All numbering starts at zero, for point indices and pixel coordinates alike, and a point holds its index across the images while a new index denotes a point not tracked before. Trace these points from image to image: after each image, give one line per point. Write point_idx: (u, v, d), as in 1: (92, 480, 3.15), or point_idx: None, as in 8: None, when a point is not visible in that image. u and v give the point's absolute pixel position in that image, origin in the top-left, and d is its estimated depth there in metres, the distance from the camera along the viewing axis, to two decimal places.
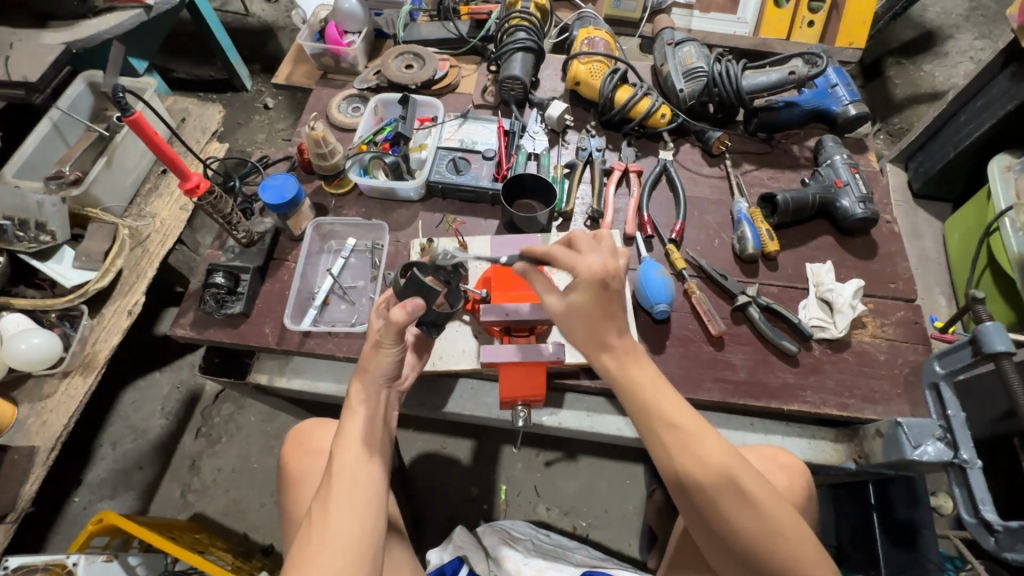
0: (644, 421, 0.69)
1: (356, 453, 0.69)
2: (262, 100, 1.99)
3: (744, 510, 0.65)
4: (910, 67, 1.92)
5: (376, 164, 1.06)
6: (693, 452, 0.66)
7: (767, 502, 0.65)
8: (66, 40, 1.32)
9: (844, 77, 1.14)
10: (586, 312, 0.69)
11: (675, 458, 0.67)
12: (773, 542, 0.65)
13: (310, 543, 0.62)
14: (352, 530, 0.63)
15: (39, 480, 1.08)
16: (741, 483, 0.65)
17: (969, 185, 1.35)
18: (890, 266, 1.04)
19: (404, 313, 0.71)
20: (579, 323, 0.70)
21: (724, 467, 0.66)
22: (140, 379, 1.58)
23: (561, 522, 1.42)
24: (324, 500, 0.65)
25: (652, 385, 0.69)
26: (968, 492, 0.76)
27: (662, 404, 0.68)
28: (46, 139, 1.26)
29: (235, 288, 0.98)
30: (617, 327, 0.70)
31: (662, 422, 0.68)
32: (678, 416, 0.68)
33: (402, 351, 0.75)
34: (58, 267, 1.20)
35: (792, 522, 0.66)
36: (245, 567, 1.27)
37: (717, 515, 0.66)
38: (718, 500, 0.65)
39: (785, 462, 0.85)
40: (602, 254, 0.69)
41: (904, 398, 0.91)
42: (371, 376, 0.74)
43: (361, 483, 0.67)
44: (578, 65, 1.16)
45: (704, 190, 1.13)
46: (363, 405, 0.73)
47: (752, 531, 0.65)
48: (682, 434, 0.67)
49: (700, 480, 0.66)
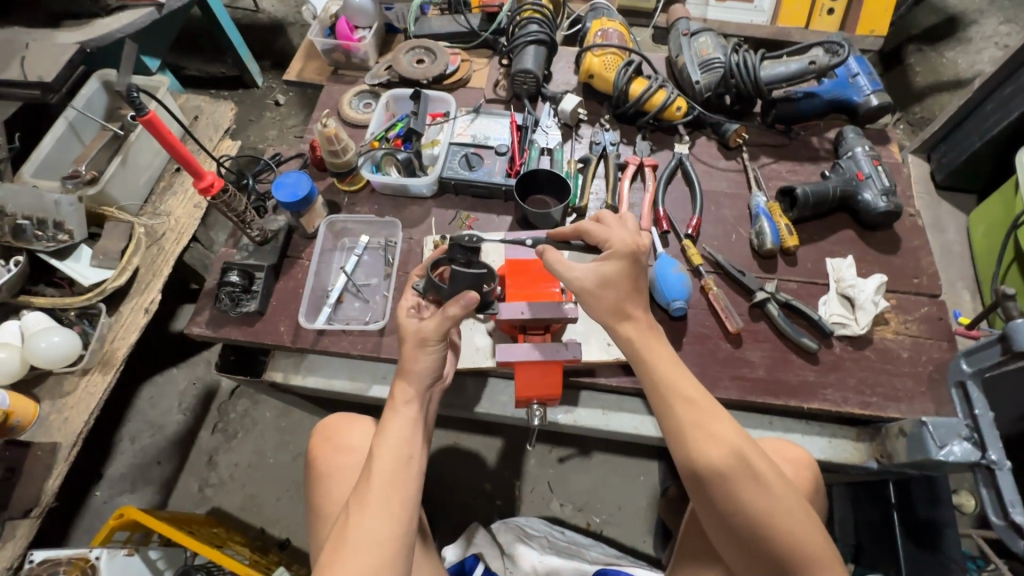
0: (660, 398, 0.72)
1: (394, 455, 0.69)
2: (272, 97, 1.99)
3: (759, 495, 0.65)
4: (932, 55, 1.86)
5: (389, 161, 1.07)
6: (709, 430, 0.68)
7: (782, 491, 0.66)
8: (80, 39, 1.33)
9: (866, 66, 1.11)
10: (616, 278, 0.76)
11: (689, 438, 0.69)
12: (786, 532, 0.64)
13: (345, 538, 0.63)
14: (387, 532, 0.64)
15: (61, 476, 1.10)
16: (754, 467, 0.66)
17: (994, 176, 1.31)
18: (913, 261, 1.01)
19: (459, 308, 0.74)
20: (611, 290, 0.76)
21: (738, 451, 0.67)
22: (157, 375, 1.60)
23: (574, 518, 1.41)
24: (361, 499, 0.66)
25: (670, 368, 0.74)
26: (997, 494, 0.73)
27: (678, 381, 0.72)
28: (62, 139, 1.27)
29: (250, 287, 0.98)
30: (642, 302, 0.77)
31: (680, 401, 0.71)
32: (695, 396, 0.71)
33: (445, 351, 0.77)
34: (75, 265, 1.21)
35: (808, 516, 0.65)
36: (262, 562, 1.29)
37: (729, 501, 0.66)
38: (730, 482, 0.66)
39: (791, 455, 0.84)
40: (630, 231, 0.79)
41: (928, 396, 0.89)
42: (417, 377, 0.75)
43: (397, 485, 0.67)
44: (592, 58, 1.14)
45: (720, 184, 1.11)
46: (408, 407, 0.74)
47: (765, 518, 0.64)
48: (700, 415, 0.69)
49: (714, 460, 0.67)
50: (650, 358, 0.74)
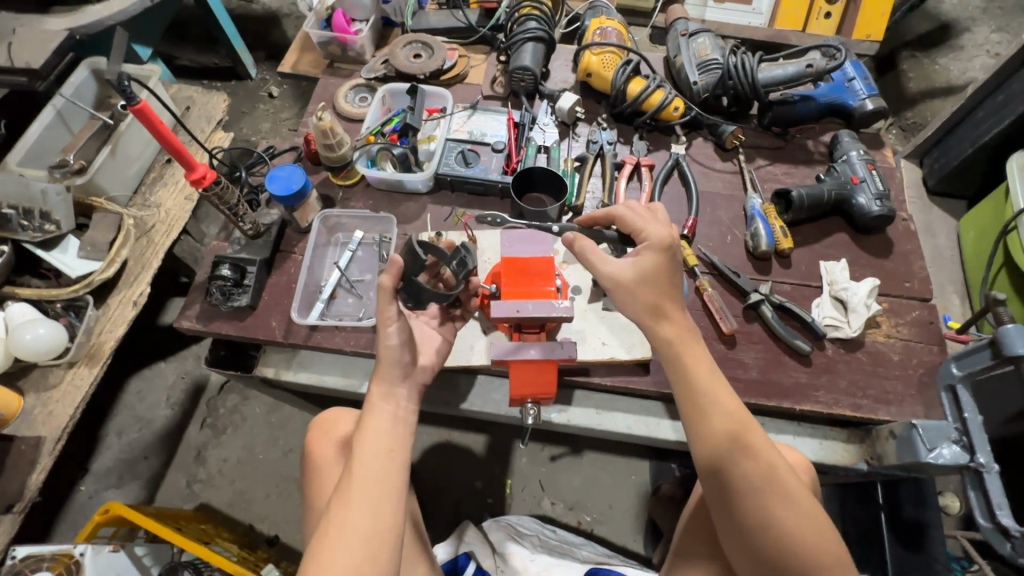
0: (693, 405, 0.71)
1: (377, 447, 0.68)
2: (266, 89, 1.97)
3: (781, 504, 0.65)
4: (925, 61, 1.88)
5: (384, 156, 1.06)
6: (743, 441, 0.68)
7: (801, 497, 0.66)
8: (69, 25, 1.30)
9: (861, 71, 1.12)
10: (654, 274, 0.74)
11: (714, 441, 0.68)
12: (805, 540, 0.64)
13: (330, 528, 0.63)
14: (370, 524, 0.63)
15: (46, 471, 1.08)
16: (782, 478, 0.66)
17: (985, 183, 1.33)
18: (905, 264, 1.02)
19: (389, 277, 0.72)
20: (650, 287, 0.74)
21: (764, 458, 0.67)
22: (145, 369, 1.57)
23: (565, 517, 1.42)
24: (344, 492, 0.65)
25: (703, 375, 0.71)
26: (985, 496, 0.75)
27: (713, 391, 0.70)
28: (50, 127, 1.25)
29: (241, 281, 0.97)
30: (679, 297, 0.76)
31: (709, 407, 0.69)
32: (728, 407, 0.70)
33: (404, 327, 0.74)
34: (62, 257, 1.19)
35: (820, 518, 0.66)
36: (251, 558, 1.27)
37: (759, 514, 0.65)
38: (763, 494, 0.65)
39: (791, 457, 0.84)
40: (663, 224, 0.79)
41: (918, 399, 0.89)
42: (388, 364, 0.73)
43: (381, 477, 0.66)
44: (590, 56, 1.13)
45: (716, 185, 1.11)
46: (389, 399, 0.72)
47: (785, 527, 0.65)
48: (730, 423, 0.68)
49: (746, 472, 0.66)
50: (683, 360, 0.72)
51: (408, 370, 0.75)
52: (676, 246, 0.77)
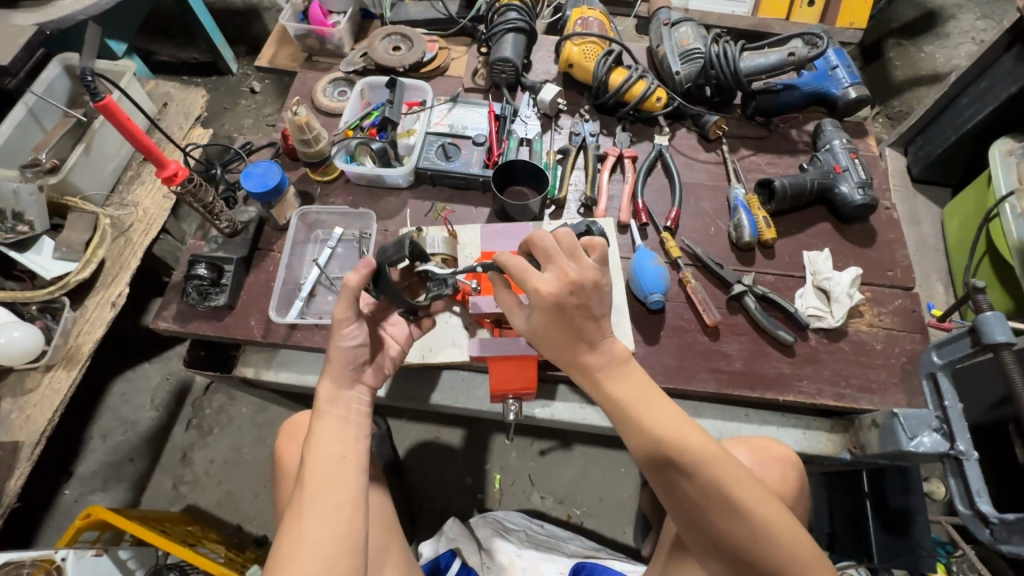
0: (632, 429, 0.67)
1: (328, 459, 0.68)
2: (247, 84, 1.94)
3: (731, 519, 0.63)
4: (911, 49, 1.88)
5: (362, 151, 1.03)
6: (684, 465, 0.64)
7: (757, 506, 0.63)
8: (38, 20, 1.26)
9: (844, 58, 1.11)
10: (550, 331, 0.67)
11: (651, 465, 0.66)
12: (764, 548, 0.62)
13: (285, 544, 0.63)
14: (327, 535, 0.63)
15: (24, 476, 1.06)
16: (731, 494, 0.63)
17: (969, 170, 1.32)
18: (888, 253, 1.02)
19: (357, 277, 0.70)
20: (545, 346, 0.70)
21: (706, 477, 0.63)
22: (129, 370, 1.55)
23: (555, 510, 1.42)
24: (298, 506, 0.65)
25: (634, 396, 0.67)
26: (965, 484, 0.75)
27: (648, 411, 0.66)
28: (21, 125, 1.22)
29: (218, 280, 0.95)
30: (590, 344, 0.68)
31: (640, 433, 0.66)
32: (660, 429, 0.65)
33: (361, 333, 0.73)
34: (37, 258, 1.17)
35: (784, 521, 0.63)
36: (238, 559, 1.26)
37: (711, 529, 0.64)
38: (711, 512, 0.64)
39: (775, 452, 0.83)
40: (557, 268, 0.65)
41: (900, 388, 0.89)
42: (338, 365, 0.73)
43: (336, 488, 0.66)
44: (571, 47, 1.12)
45: (700, 175, 1.10)
46: (332, 405, 0.71)
47: (738, 539, 0.63)
48: (664, 447, 0.65)
49: (692, 492, 0.64)
50: (608, 387, 0.68)
51: (358, 372, 0.75)
52: (575, 297, 0.65)
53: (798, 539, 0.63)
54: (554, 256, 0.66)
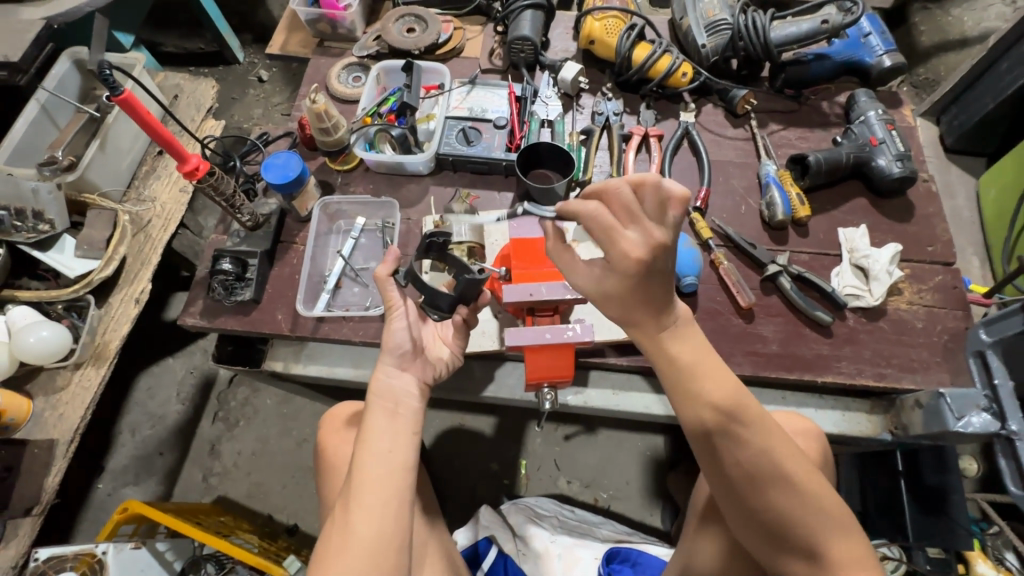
0: (680, 389, 0.67)
1: (380, 457, 0.68)
2: (255, 73, 1.91)
3: (781, 491, 0.63)
4: (938, 13, 1.80)
5: (382, 138, 1.01)
6: (739, 432, 0.64)
7: (806, 479, 0.63)
8: (46, 14, 1.24)
9: (878, 25, 1.08)
10: (624, 295, 0.64)
11: (698, 427, 0.66)
12: (810, 526, 0.62)
13: (334, 538, 0.63)
14: (372, 532, 0.63)
15: (61, 473, 1.07)
16: (784, 463, 0.63)
17: (1006, 138, 1.27)
18: (927, 228, 0.98)
19: (386, 266, 0.75)
20: (616, 305, 0.66)
21: (760, 445, 0.63)
22: (153, 365, 1.57)
23: (582, 494, 1.42)
24: (347, 498, 0.66)
25: (690, 360, 0.67)
26: (1015, 464, 0.73)
27: (705, 379, 0.65)
28: (36, 122, 1.20)
29: (243, 274, 0.94)
30: (655, 309, 0.65)
31: (698, 396, 0.65)
32: (717, 393, 0.65)
33: (406, 315, 0.75)
34: (59, 256, 1.17)
35: (830, 498, 0.63)
36: (272, 549, 1.28)
37: (760, 499, 0.63)
38: (763, 481, 0.63)
39: (808, 431, 0.81)
40: (649, 223, 0.58)
41: (944, 366, 0.87)
42: (387, 351, 0.74)
43: (386, 486, 0.66)
44: (592, 22, 1.08)
45: (729, 153, 1.07)
46: (382, 398, 0.72)
47: (787, 510, 0.63)
48: (721, 411, 0.64)
49: (742, 462, 0.64)
50: (672, 349, 0.67)
51: (405, 362, 0.75)
52: (662, 262, 0.60)
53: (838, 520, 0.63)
54: (637, 211, 0.59)
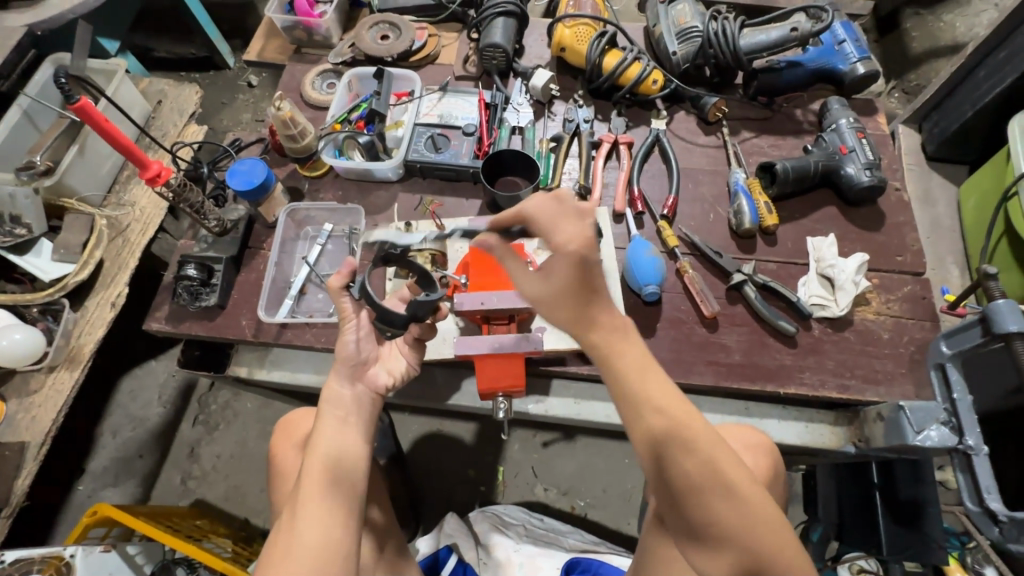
0: (623, 401, 0.58)
1: (330, 461, 0.68)
2: (245, 78, 1.92)
3: (726, 503, 0.55)
4: (929, 19, 1.79)
5: (350, 145, 1.03)
6: (681, 438, 0.56)
7: (753, 491, 0.56)
8: (30, 21, 1.26)
9: (852, 32, 1.06)
10: (565, 297, 0.55)
11: (644, 437, 0.57)
12: (756, 544, 0.54)
13: (278, 546, 0.62)
14: (319, 539, 0.62)
15: (31, 475, 1.08)
16: (728, 473, 0.55)
17: (987, 146, 1.26)
18: (897, 237, 0.97)
19: (339, 278, 0.75)
20: (564, 306, 0.56)
21: (705, 455, 0.56)
22: (135, 368, 1.58)
23: (558, 502, 1.41)
24: (293, 504, 0.65)
25: (636, 365, 0.58)
26: (973, 480, 0.71)
27: (649, 385, 0.57)
28: (16, 127, 1.22)
29: (209, 280, 0.95)
30: (606, 302, 0.57)
31: (636, 400, 0.57)
32: (657, 397, 0.57)
33: (361, 326, 0.78)
34: (36, 260, 1.18)
35: (780, 519, 0.56)
36: (245, 553, 1.28)
37: (705, 515, 0.55)
38: (705, 494, 0.55)
39: (754, 441, 0.80)
40: (579, 219, 0.55)
41: (909, 378, 0.86)
42: (341, 361, 0.75)
43: (336, 491, 0.66)
44: (563, 29, 1.08)
45: (699, 160, 1.06)
46: (336, 404, 0.73)
47: (732, 526, 0.55)
48: (660, 417, 0.56)
49: (688, 473, 0.56)
50: (612, 355, 0.58)
51: (358, 372, 0.76)
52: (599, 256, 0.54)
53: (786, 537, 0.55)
54: (561, 211, 0.55)
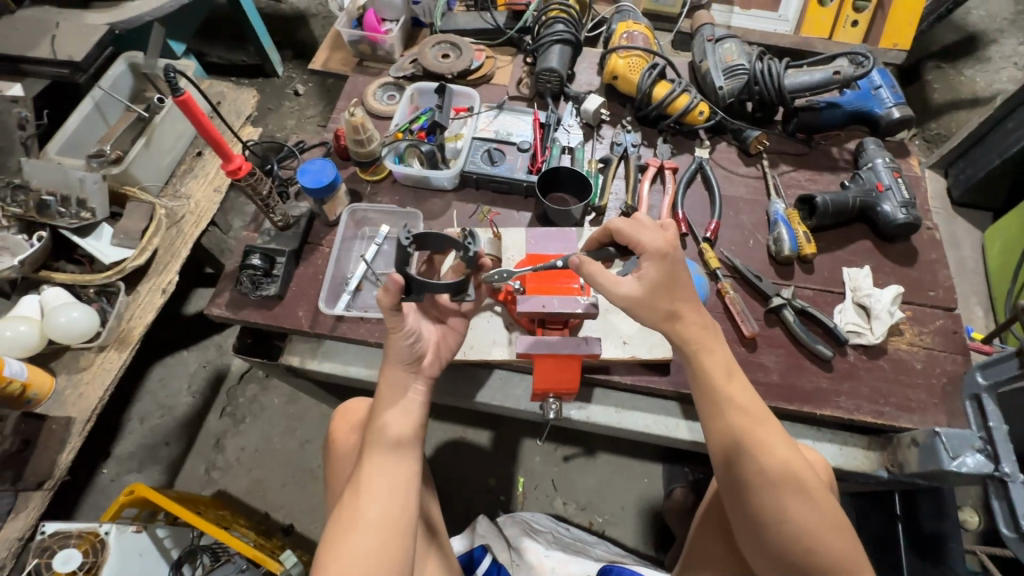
0: (713, 403, 0.72)
1: (389, 445, 0.72)
2: (292, 86, 2.01)
3: (800, 502, 0.65)
4: (951, 72, 1.86)
5: (412, 153, 1.07)
6: (764, 442, 0.68)
7: (822, 497, 0.66)
8: (111, 21, 1.35)
9: (888, 80, 1.13)
10: (659, 293, 0.73)
11: (728, 437, 0.70)
12: (821, 544, 0.64)
13: (344, 519, 0.67)
14: (383, 514, 0.67)
15: (74, 450, 1.11)
16: (803, 477, 0.66)
17: (1012, 194, 1.30)
18: (930, 274, 1.01)
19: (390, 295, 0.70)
20: (661, 299, 0.73)
21: (783, 457, 0.67)
22: (168, 357, 1.61)
23: (577, 517, 1.42)
24: (357, 483, 0.69)
25: (725, 373, 0.73)
26: (1010, 505, 0.75)
27: (734, 390, 0.72)
28: (88, 117, 1.29)
29: (271, 270, 0.99)
30: (688, 300, 0.74)
31: (728, 402, 0.71)
32: (742, 401, 0.71)
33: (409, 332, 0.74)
34: (97, 243, 1.23)
35: (842, 526, 0.65)
36: (267, 545, 1.29)
37: (778, 513, 0.65)
38: (780, 492, 0.66)
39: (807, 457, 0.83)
40: (657, 228, 0.75)
41: (941, 409, 0.89)
42: (395, 361, 0.76)
43: (394, 473, 0.70)
44: (616, 59, 1.15)
45: (739, 189, 1.11)
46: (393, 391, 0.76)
47: (801, 524, 0.65)
48: (746, 420, 0.70)
49: (769, 473, 0.66)
50: (704, 361, 0.74)
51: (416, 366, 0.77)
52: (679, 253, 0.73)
53: (851, 549, 0.64)
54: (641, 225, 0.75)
